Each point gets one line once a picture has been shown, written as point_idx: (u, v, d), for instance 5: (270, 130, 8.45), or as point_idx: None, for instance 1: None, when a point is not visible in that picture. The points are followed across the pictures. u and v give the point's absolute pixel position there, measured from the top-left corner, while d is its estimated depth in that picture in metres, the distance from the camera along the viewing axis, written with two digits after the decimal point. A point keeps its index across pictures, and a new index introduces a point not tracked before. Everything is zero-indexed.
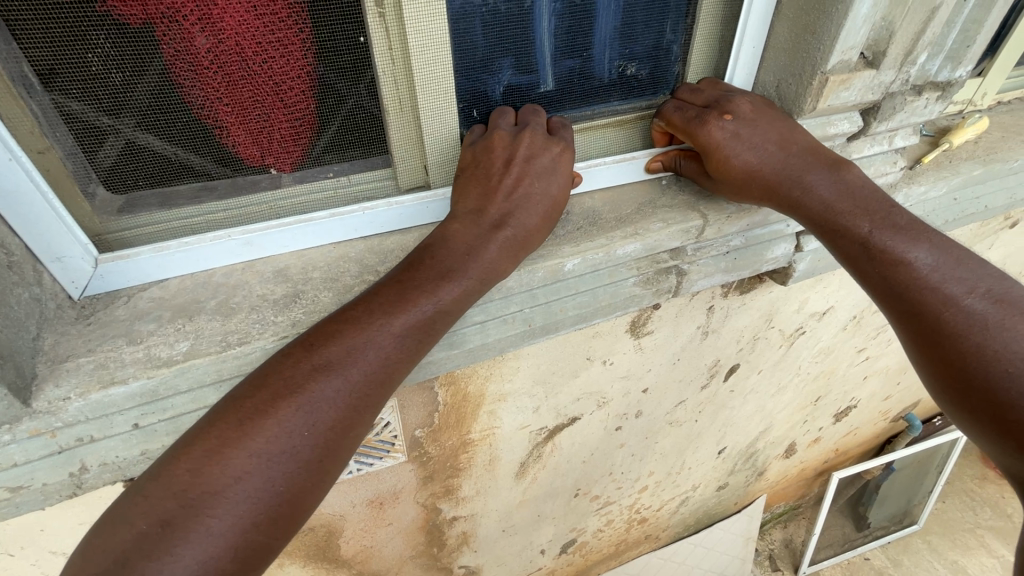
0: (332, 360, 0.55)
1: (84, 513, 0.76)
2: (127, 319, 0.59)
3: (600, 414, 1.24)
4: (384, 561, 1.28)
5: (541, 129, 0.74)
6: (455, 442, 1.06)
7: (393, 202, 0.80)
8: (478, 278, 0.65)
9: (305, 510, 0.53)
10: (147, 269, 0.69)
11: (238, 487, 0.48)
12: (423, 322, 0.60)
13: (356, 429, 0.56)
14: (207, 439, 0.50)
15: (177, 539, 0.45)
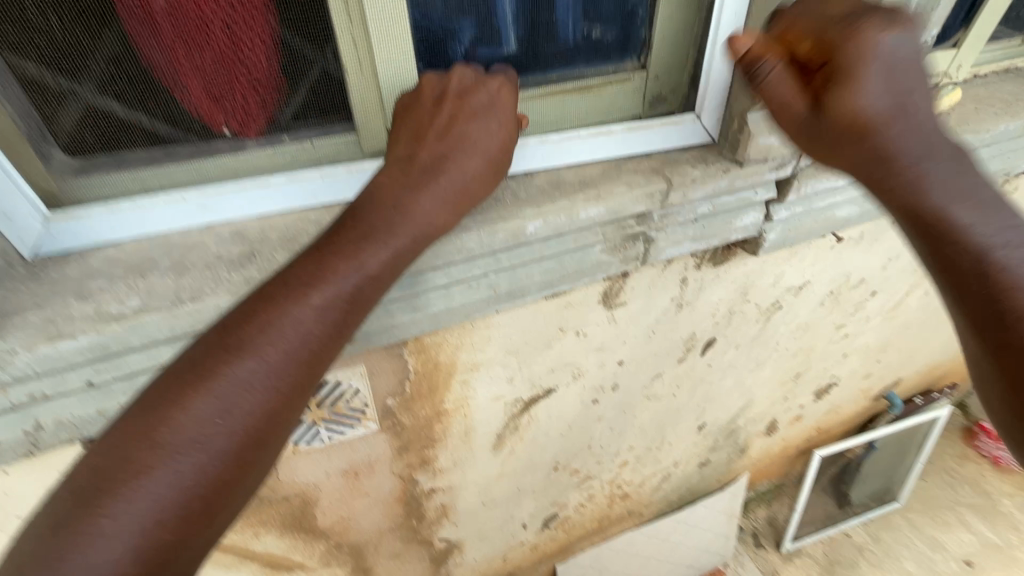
0: (242, 344, 0.56)
1: (49, 478, 0.76)
2: (79, 277, 0.59)
3: (575, 386, 1.25)
4: (363, 533, 1.30)
5: (476, 70, 0.73)
6: (429, 412, 1.07)
7: (354, 167, 0.78)
8: (411, 237, 0.65)
9: (230, 494, 0.56)
10: (102, 229, 0.70)
11: (147, 479, 0.52)
12: (344, 297, 0.60)
13: (274, 414, 0.58)
14: (116, 436, 0.53)
15: (80, 536, 0.49)
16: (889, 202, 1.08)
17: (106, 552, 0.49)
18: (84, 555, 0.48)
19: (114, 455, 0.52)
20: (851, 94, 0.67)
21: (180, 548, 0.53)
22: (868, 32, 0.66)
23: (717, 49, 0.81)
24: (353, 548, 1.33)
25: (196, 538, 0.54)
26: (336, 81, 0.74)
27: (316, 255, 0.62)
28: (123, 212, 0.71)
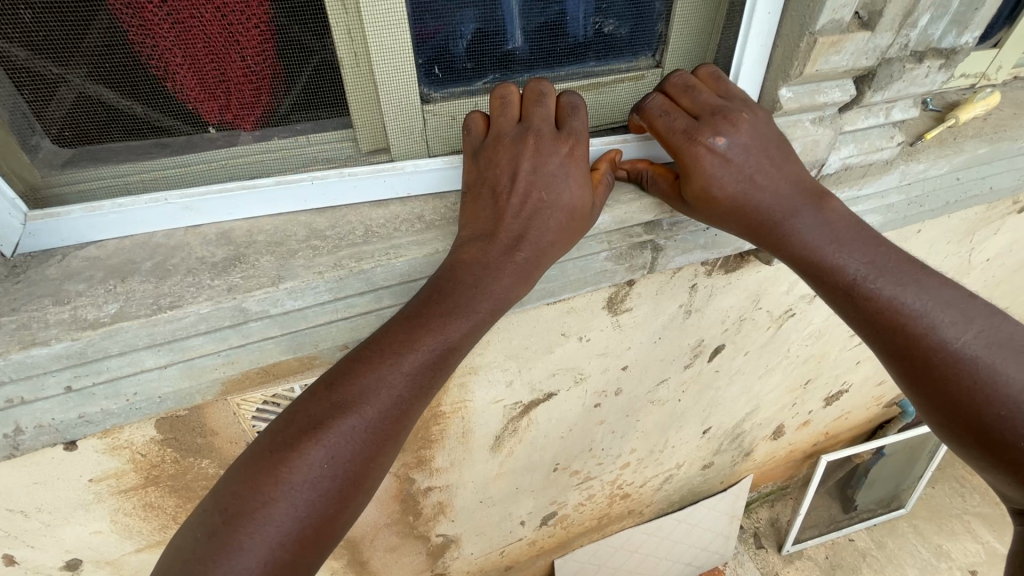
0: (351, 396, 0.56)
1: (37, 473, 0.75)
2: (57, 279, 0.57)
3: (577, 389, 1.22)
4: (358, 528, 1.30)
5: (552, 124, 0.67)
6: (426, 414, 1.06)
7: (345, 173, 0.74)
8: (488, 308, 0.62)
9: (332, 538, 0.55)
10: (86, 226, 0.67)
11: (270, 513, 0.52)
12: (437, 358, 0.59)
13: (379, 462, 0.58)
14: (244, 469, 0.53)
15: (215, 562, 0.49)
16: (915, 213, 1.02)
17: None
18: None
19: (241, 488, 0.52)
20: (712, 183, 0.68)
21: None
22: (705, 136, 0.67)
23: (751, 40, 0.71)
24: (348, 541, 1.33)
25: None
26: (334, 78, 0.70)
27: (413, 312, 0.61)
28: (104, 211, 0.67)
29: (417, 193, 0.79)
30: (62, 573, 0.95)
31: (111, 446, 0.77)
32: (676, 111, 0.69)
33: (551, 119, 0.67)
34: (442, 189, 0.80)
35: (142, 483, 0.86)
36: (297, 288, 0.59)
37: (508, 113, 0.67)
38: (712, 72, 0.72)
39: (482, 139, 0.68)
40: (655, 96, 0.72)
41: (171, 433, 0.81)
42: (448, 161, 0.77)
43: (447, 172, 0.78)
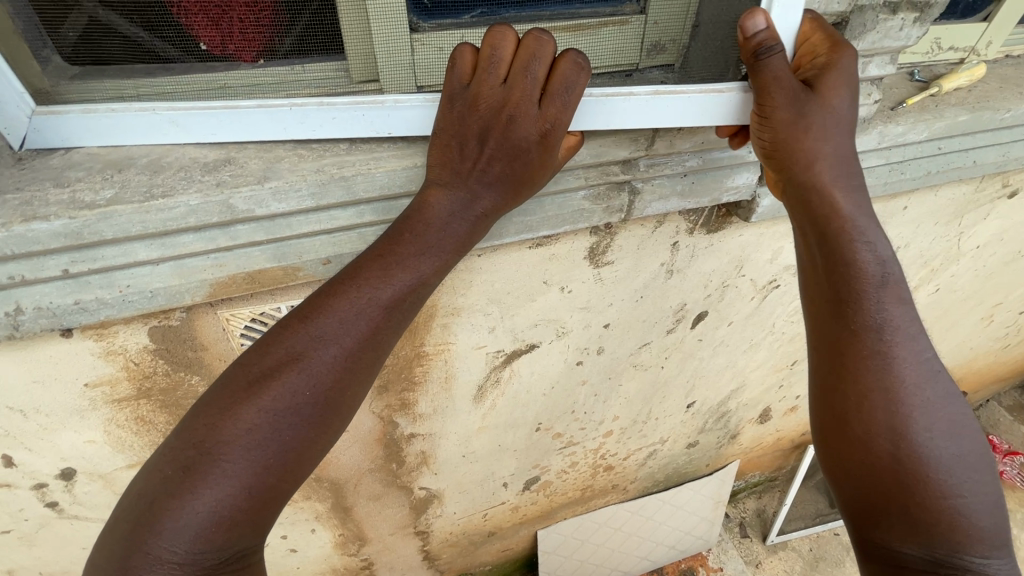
0: (324, 328, 0.62)
1: (37, 371, 0.80)
2: (58, 168, 0.61)
3: (560, 344, 1.26)
4: (342, 470, 1.34)
5: (536, 95, 0.64)
6: (410, 352, 1.10)
7: (324, 102, 0.68)
8: (455, 249, 0.67)
9: (310, 458, 0.63)
10: (105, 127, 0.68)
11: (250, 440, 0.59)
12: (403, 296, 0.64)
13: (352, 388, 0.64)
14: (218, 402, 0.59)
15: (200, 481, 0.57)
16: (895, 179, 1.05)
17: (217, 496, 0.57)
18: (201, 501, 0.57)
19: (218, 418, 0.59)
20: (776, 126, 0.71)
21: (276, 495, 0.61)
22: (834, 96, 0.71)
23: None
24: (332, 483, 1.37)
25: (286, 492, 0.62)
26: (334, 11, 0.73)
27: (379, 249, 0.65)
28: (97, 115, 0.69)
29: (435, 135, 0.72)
30: (57, 481, 1.01)
31: (105, 350, 0.82)
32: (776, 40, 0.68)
33: (536, 89, 0.64)
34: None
35: (133, 394, 0.91)
36: (281, 188, 0.64)
37: (492, 67, 0.64)
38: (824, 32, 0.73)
39: (462, 87, 0.66)
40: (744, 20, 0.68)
41: (163, 345, 0.85)
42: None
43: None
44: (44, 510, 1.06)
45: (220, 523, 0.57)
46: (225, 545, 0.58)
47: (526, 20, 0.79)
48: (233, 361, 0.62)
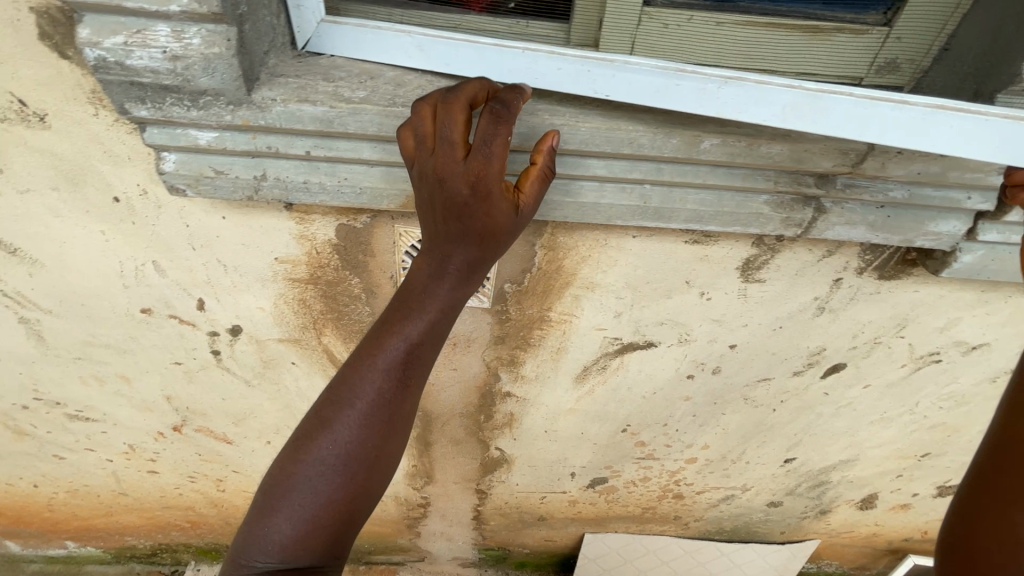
0: (342, 393, 0.72)
1: (248, 235, 0.96)
2: (326, 66, 0.71)
3: (678, 350, 1.23)
4: (437, 406, 1.43)
5: (457, 149, 0.64)
6: (534, 313, 1.13)
7: (555, 52, 0.70)
8: (455, 303, 0.73)
9: (353, 501, 0.72)
10: (342, 40, 0.72)
11: (302, 490, 0.71)
12: (398, 359, 0.72)
13: (380, 436, 0.73)
14: (276, 475, 0.73)
15: (268, 522, 0.70)
16: None
17: (283, 535, 0.70)
18: (266, 541, 0.70)
19: (278, 476, 0.72)
20: None
21: (331, 533, 0.71)
22: None
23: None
24: (425, 415, 1.47)
25: (340, 532, 0.72)
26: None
27: (380, 326, 0.74)
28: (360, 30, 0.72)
29: (653, 105, 0.72)
30: (227, 334, 1.19)
31: (300, 233, 0.95)
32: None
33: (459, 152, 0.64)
34: (688, 105, 0.71)
35: (306, 278, 1.04)
36: None
37: (423, 159, 0.66)
38: None
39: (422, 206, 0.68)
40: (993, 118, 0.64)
41: (343, 241, 0.97)
42: (709, 76, 0.69)
43: (705, 86, 0.70)
44: (208, 356, 1.25)
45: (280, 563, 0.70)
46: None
47: (758, 11, 0.76)
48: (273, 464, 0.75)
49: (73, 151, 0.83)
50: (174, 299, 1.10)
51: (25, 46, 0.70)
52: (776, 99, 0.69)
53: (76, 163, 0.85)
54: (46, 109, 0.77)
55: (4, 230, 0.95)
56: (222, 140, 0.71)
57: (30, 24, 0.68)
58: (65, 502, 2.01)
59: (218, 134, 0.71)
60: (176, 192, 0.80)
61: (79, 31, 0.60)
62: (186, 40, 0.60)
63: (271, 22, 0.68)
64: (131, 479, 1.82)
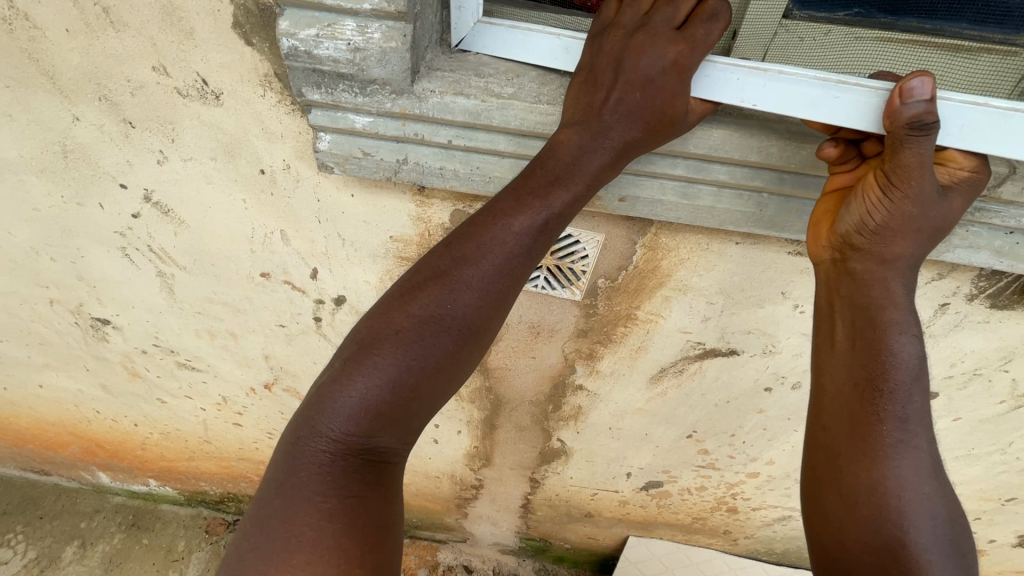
0: (462, 252, 0.71)
1: (370, 213, 1.04)
2: (475, 63, 0.77)
3: (760, 361, 1.23)
4: (510, 391, 1.49)
5: (673, 21, 0.68)
6: (622, 311, 1.16)
7: (731, 63, 0.71)
8: (587, 184, 0.70)
9: (445, 367, 0.72)
10: (492, 40, 0.78)
11: (399, 338, 0.70)
12: (531, 228, 0.70)
13: (487, 308, 0.72)
14: (373, 319, 0.73)
15: (362, 363, 0.70)
16: None
17: (372, 378, 0.70)
18: (356, 385, 0.70)
19: (377, 322, 0.72)
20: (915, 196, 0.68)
21: (417, 390, 0.72)
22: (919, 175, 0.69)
23: None
24: (496, 399, 1.53)
25: (425, 392, 0.72)
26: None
27: (511, 192, 0.72)
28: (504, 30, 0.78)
29: (803, 117, 0.73)
30: (330, 303, 1.29)
31: (418, 215, 1.03)
32: (932, 112, 0.64)
33: (673, 23, 0.68)
34: (835, 120, 0.72)
35: (414, 257, 1.12)
36: None
37: (630, 26, 0.69)
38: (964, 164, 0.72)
39: (610, 69, 0.69)
40: (924, 80, 0.63)
41: (455, 226, 1.03)
42: (874, 88, 0.70)
43: (873, 98, 0.70)
44: (310, 322, 1.36)
45: (367, 406, 0.70)
46: (367, 430, 0.71)
47: (897, 29, 0.76)
48: (367, 312, 0.75)
49: (236, 127, 0.93)
50: (291, 267, 1.20)
51: (218, 32, 0.80)
52: (956, 116, 0.71)
53: (235, 137, 0.95)
54: (223, 88, 0.87)
55: (162, 192, 1.08)
56: (375, 125, 0.79)
57: (227, 14, 0.78)
58: (156, 443, 2.21)
59: (373, 120, 0.78)
60: (323, 169, 0.88)
61: (280, 22, 0.68)
62: (369, 34, 0.67)
63: (432, 20, 0.76)
64: (218, 428, 1.98)
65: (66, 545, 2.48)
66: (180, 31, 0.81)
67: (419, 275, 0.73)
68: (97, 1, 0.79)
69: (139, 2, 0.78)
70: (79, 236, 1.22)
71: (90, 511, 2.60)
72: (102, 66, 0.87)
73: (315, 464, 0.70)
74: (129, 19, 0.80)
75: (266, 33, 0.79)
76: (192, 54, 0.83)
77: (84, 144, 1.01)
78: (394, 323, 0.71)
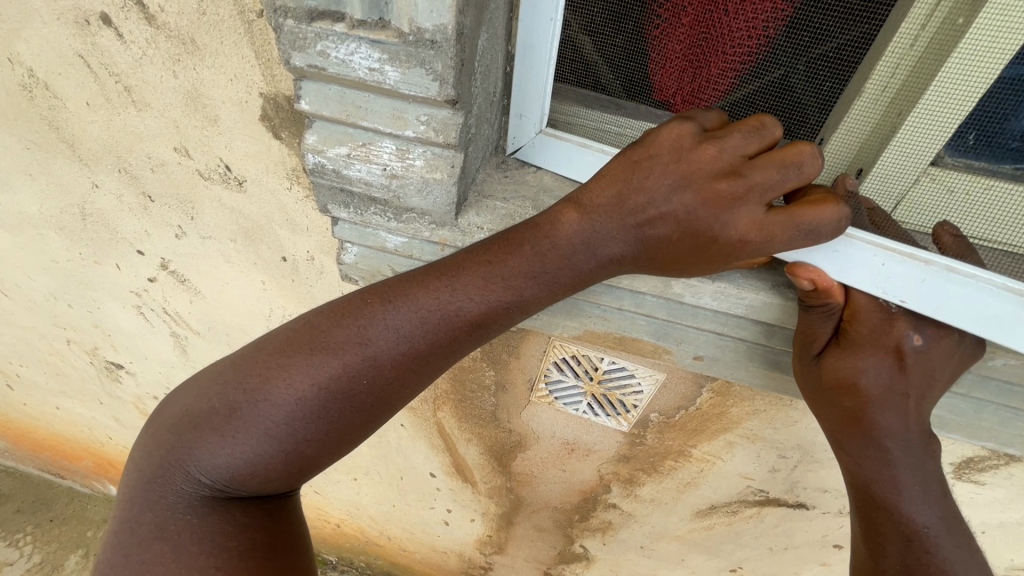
0: (398, 310, 0.54)
1: None
2: (535, 187, 0.65)
3: (834, 519, 1.04)
4: (534, 495, 1.33)
5: (771, 196, 0.49)
6: (675, 446, 0.99)
7: (917, 255, 0.54)
8: (568, 279, 0.55)
9: (344, 445, 0.56)
10: (552, 156, 0.65)
11: (295, 404, 0.53)
12: (486, 312, 0.54)
13: (412, 386, 0.56)
14: (268, 356, 0.54)
15: (243, 419, 0.53)
16: None
17: (255, 444, 0.53)
18: (238, 442, 0.53)
19: (269, 367, 0.53)
20: (851, 362, 0.59)
21: (308, 465, 0.56)
22: (867, 338, 0.59)
23: None
24: (517, 499, 1.37)
25: (318, 466, 0.57)
26: (832, 73, 0.61)
27: (489, 250, 0.55)
28: (586, 151, 0.63)
29: (984, 331, 0.56)
30: None
31: None
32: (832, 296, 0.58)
33: (772, 196, 0.49)
34: None
35: None
36: (726, 291, 0.61)
37: (727, 156, 0.50)
38: (938, 335, 0.58)
39: (666, 187, 0.51)
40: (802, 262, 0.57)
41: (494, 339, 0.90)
42: None
43: None
44: None
45: (247, 471, 0.54)
46: (252, 488, 0.56)
47: None
48: (261, 338, 0.56)
49: (258, 214, 0.83)
50: None
51: (245, 123, 0.70)
52: None
53: (256, 223, 0.84)
54: (247, 176, 0.77)
55: (179, 263, 0.99)
56: (410, 247, 0.66)
57: (255, 105, 0.67)
58: None
59: (407, 241, 0.66)
60: (346, 279, 0.76)
61: (306, 134, 0.57)
62: (410, 160, 0.55)
63: (487, 135, 0.63)
64: None
65: (69, 554, 2.43)
66: (204, 117, 0.71)
67: (336, 318, 0.54)
68: (119, 79, 0.71)
69: (162, 85, 0.69)
70: (95, 289, 1.15)
71: (97, 520, 2.55)
72: (122, 141, 0.79)
73: (181, 519, 0.55)
74: (151, 100, 0.71)
75: (297, 128, 0.69)
76: (216, 140, 0.74)
77: (103, 210, 0.93)
78: (291, 382, 0.53)
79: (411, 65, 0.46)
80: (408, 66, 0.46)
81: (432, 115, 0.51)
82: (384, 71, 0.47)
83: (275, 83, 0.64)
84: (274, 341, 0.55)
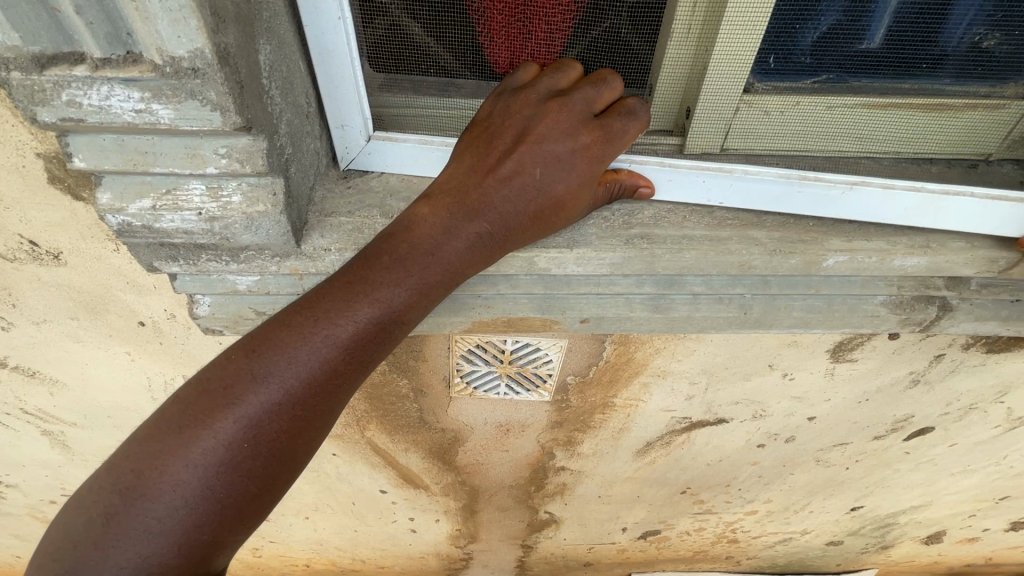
0: (266, 365, 0.49)
1: None
2: (381, 193, 0.62)
3: (751, 424, 1.13)
4: (487, 481, 1.34)
5: (594, 107, 0.55)
6: (597, 400, 1.03)
7: (699, 167, 0.65)
8: (438, 279, 0.52)
9: (249, 522, 0.49)
10: (400, 160, 0.63)
11: (176, 495, 0.46)
12: (361, 335, 0.50)
13: (308, 437, 0.50)
14: (137, 454, 0.47)
15: (118, 533, 0.45)
16: None
17: (139, 555, 0.45)
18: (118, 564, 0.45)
19: (139, 465, 0.46)
20: None
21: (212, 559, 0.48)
22: None
23: None
24: (472, 489, 1.38)
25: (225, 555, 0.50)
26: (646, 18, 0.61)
27: (349, 274, 0.52)
28: (431, 148, 0.63)
29: (776, 208, 0.67)
30: None
31: None
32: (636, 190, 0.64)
33: (595, 107, 0.55)
34: (814, 208, 0.67)
35: None
36: (586, 255, 0.63)
37: (544, 92, 0.55)
38: None
39: (505, 140, 0.55)
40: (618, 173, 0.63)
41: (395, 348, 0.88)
42: (834, 181, 0.65)
43: (829, 192, 0.65)
44: None
45: None
46: None
47: (874, 95, 0.63)
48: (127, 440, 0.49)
49: (92, 285, 0.73)
50: None
51: (33, 190, 0.61)
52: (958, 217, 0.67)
53: (93, 294, 0.75)
54: (61, 248, 0.68)
55: (19, 357, 0.86)
56: (265, 284, 0.61)
57: (38, 169, 0.59)
58: None
59: (259, 279, 0.61)
60: (210, 331, 0.70)
61: (99, 195, 0.50)
62: (224, 198, 0.50)
63: (312, 150, 0.59)
64: None
65: None
66: None
67: (204, 389, 0.49)
68: None
69: None
70: None
71: None
72: None
73: None
74: None
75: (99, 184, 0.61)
76: (7, 215, 0.64)
77: None
78: (165, 470, 0.46)
79: (182, 98, 0.41)
80: (179, 100, 0.42)
81: (230, 145, 0.46)
82: (154, 110, 0.42)
83: (50, 141, 0.56)
84: (140, 436, 0.49)
